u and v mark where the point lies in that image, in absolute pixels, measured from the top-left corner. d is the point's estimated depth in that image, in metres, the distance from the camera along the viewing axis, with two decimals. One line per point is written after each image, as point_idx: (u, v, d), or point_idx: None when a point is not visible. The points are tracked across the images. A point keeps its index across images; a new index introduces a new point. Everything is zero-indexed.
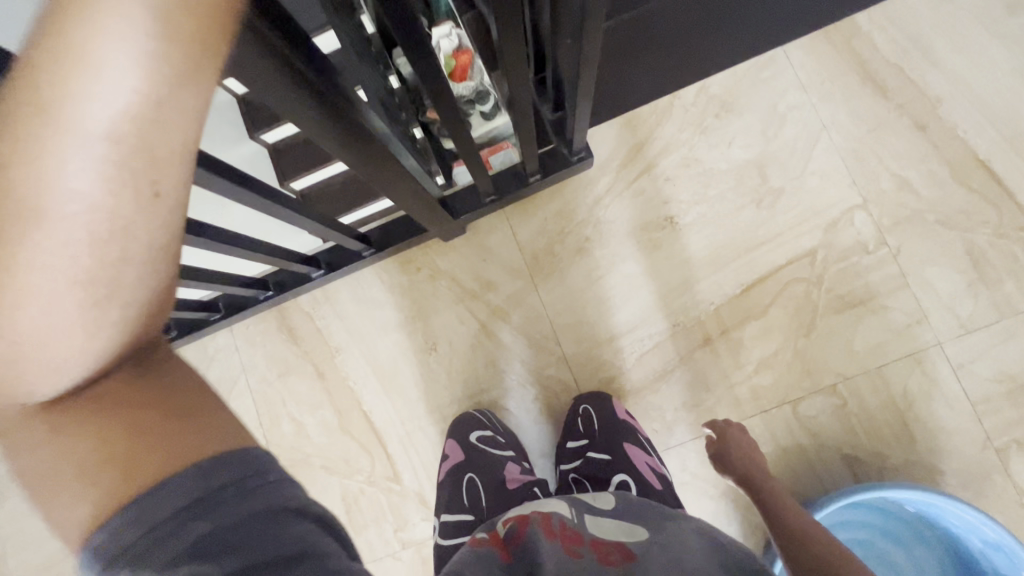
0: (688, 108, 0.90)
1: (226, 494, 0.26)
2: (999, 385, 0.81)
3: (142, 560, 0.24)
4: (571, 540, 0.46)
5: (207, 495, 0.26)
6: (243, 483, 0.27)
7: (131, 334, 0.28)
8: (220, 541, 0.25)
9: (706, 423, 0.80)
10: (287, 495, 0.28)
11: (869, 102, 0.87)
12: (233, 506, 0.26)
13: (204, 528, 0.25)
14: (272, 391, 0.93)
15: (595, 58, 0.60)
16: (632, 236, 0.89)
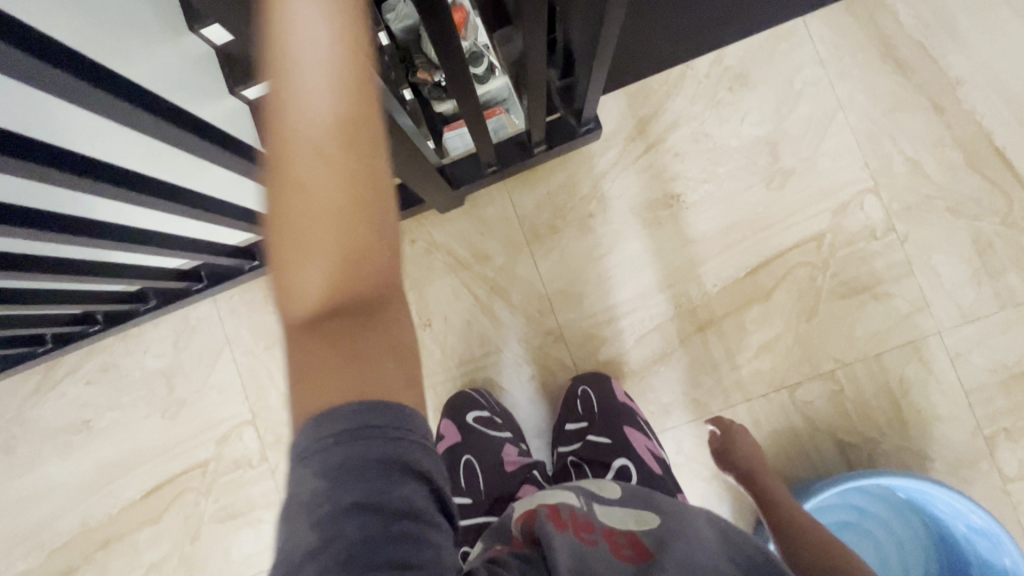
0: (702, 79, 0.85)
1: (370, 470, 0.27)
2: (993, 375, 0.81)
3: (307, 457, 0.27)
4: (584, 532, 0.44)
5: (357, 463, 0.27)
6: (388, 464, 0.28)
7: (363, 281, 0.30)
8: (355, 476, 0.27)
9: (711, 419, 0.82)
10: (413, 456, 0.29)
11: (888, 80, 0.83)
12: (368, 447, 0.27)
13: (344, 501, 0.27)
14: (260, 363, 0.91)
15: (614, 37, 0.58)
16: (636, 213, 0.86)
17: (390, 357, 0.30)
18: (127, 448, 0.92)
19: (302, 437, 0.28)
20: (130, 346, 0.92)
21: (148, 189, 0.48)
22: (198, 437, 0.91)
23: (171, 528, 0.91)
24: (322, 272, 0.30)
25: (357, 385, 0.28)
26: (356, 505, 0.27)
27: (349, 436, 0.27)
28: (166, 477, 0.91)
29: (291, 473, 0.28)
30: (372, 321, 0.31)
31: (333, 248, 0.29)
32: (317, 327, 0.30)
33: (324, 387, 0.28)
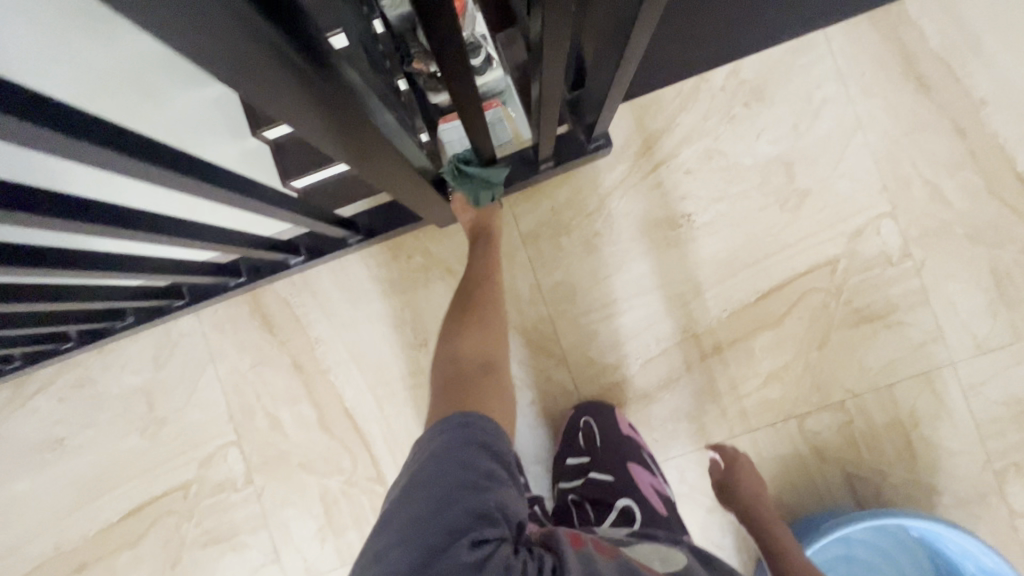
0: (717, 94, 0.81)
1: (474, 448, 0.43)
2: (1006, 408, 0.79)
3: (436, 437, 0.45)
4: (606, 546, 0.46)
5: (468, 440, 0.44)
6: (480, 446, 0.44)
7: (482, 376, 0.58)
8: (460, 447, 0.43)
9: (716, 449, 0.77)
10: (497, 448, 0.45)
11: (909, 98, 0.80)
12: (469, 434, 0.44)
13: (455, 458, 0.42)
14: (245, 382, 0.86)
15: (637, 56, 0.54)
16: (644, 233, 0.82)
17: (495, 406, 0.54)
18: (103, 468, 0.87)
19: (442, 420, 0.47)
20: (106, 361, 0.87)
21: (114, 219, 0.43)
22: (179, 458, 0.87)
23: (150, 552, 0.87)
24: (469, 334, 0.64)
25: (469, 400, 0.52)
26: (459, 464, 0.41)
27: (465, 424, 0.46)
28: (146, 499, 0.87)
29: (421, 444, 0.44)
30: (484, 388, 0.55)
31: (477, 321, 0.66)
32: (455, 388, 0.55)
33: (454, 399, 0.52)
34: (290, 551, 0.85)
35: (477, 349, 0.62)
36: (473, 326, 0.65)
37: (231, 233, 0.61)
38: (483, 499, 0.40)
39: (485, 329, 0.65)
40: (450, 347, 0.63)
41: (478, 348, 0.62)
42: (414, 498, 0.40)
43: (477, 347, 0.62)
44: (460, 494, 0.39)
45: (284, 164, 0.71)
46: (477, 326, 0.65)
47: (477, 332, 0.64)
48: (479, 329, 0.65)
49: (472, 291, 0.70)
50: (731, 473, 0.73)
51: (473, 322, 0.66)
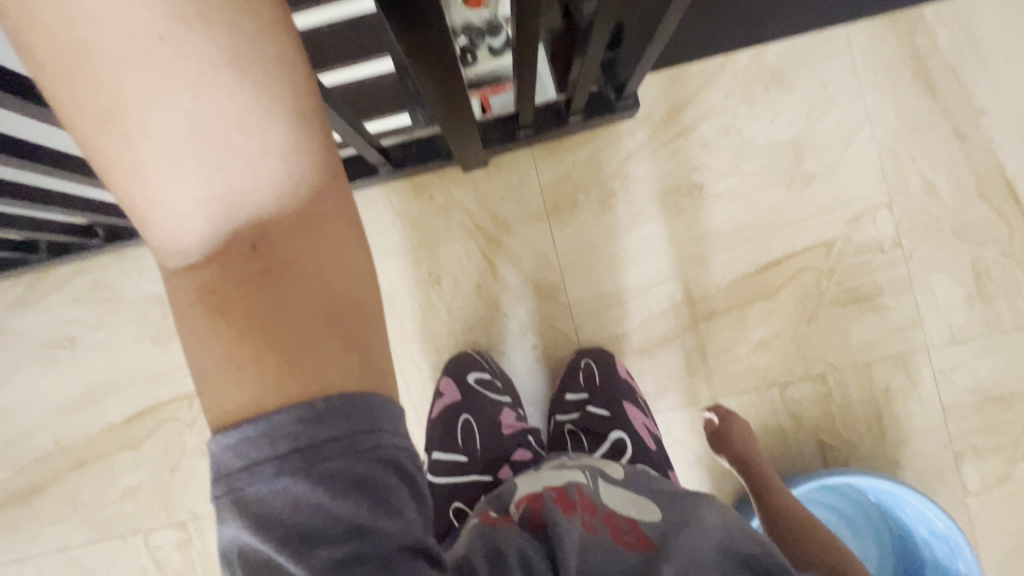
0: (739, 74, 0.86)
1: (342, 488, 0.29)
2: (971, 395, 0.85)
3: (266, 484, 0.29)
4: (589, 516, 0.48)
5: (325, 490, 0.29)
6: (361, 481, 0.30)
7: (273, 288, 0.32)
8: (325, 513, 0.29)
9: (711, 407, 0.84)
10: (384, 453, 0.31)
11: (917, 99, 0.85)
12: (335, 468, 0.29)
13: (331, 518, 0.29)
14: None
15: (673, 23, 0.56)
16: (658, 197, 0.87)
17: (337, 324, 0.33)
18: (110, 370, 0.90)
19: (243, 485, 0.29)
20: (124, 266, 0.88)
21: None
22: (188, 368, 0.89)
23: (150, 456, 0.89)
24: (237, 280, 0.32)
25: (302, 354, 0.31)
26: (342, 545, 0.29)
27: (305, 467, 0.29)
28: (150, 405, 0.89)
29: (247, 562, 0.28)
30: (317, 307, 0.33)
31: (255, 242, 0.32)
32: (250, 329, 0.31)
33: (242, 371, 0.31)
34: None
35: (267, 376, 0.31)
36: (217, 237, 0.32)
37: None
38: (397, 544, 0.30)
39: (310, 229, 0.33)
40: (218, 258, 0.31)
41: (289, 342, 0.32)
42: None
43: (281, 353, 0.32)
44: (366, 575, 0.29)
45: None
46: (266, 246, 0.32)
47: (336, 214, 0.34)
48: (308, 243, 0.33)
49: (121, 90, 0.28)
50: (722, 427, 0.81)
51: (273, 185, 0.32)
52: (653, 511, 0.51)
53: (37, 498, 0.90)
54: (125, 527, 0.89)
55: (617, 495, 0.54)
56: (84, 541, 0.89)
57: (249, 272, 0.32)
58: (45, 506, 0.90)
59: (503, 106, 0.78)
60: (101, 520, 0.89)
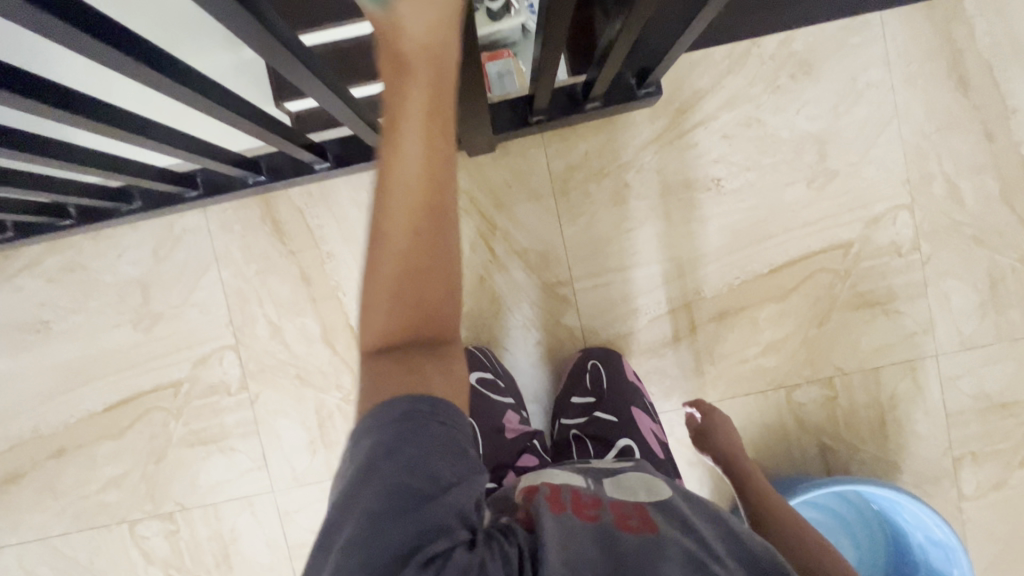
0: (766, 61, 0.80)
1: (425, 439, 0.36)
2: (975, 403, 0.85)
3: (388, 412, 0.37)
4: (587, 505, 0.43)
5: (418, 434, 0.36)
6: (437, 441, 0.36)
7: (418, 354, 0.40)
8: (408, 446, 0.36)
9: (690, 402, 0.79)
10: (462, 443, 0.38)
11: (948, 95, 0.81)
12: (427, 426, 0.37)
13: (407, 450, 0.35)
14: (249, 288, 0.84)
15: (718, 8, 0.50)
16: (673, 190, 0.82)
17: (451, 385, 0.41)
18: (88, 356, 0.85)
19: (366, 405, 0.38)
20: (100, 247, 0.82)
21: (145, 57, 0.40)
22: (172, 356, 0.85)
23: (134, 446, 0.86)
24: (390, 278, 0.40)
25: (423, 380, 0.39)
26: (397, 482, 0.34)
27: (408, 414, 0.37)
28: (132, 393, 0.85)
29: (348, 450, 0.38)
30: (430, 352, 0.41)
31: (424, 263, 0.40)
32: (393, 350, 0.40)
33: (388, 382, 0.39)
34: (279, 459, 0.86)
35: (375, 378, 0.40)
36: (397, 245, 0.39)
37: (252, 108, 0.56)
38: (441, 501, 0.35)
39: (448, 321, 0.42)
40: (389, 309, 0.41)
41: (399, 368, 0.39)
42: (334, 539, 0.34)
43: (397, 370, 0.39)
44: (400, 516, 0.33)
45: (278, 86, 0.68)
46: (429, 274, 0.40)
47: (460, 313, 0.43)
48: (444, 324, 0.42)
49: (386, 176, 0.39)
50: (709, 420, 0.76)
51: (441, 254, 0.40)
52: (659, 493, 0.45)
53: (14, 487, 0.86)
54: (109, 516, 0.86)
55: (621, 480, 0.48)
56: (65, 530, 0.86)
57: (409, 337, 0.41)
58: (23, 495, 0.86)
59: (510, 90, 0.71)
60: (83, 509, 0.86)
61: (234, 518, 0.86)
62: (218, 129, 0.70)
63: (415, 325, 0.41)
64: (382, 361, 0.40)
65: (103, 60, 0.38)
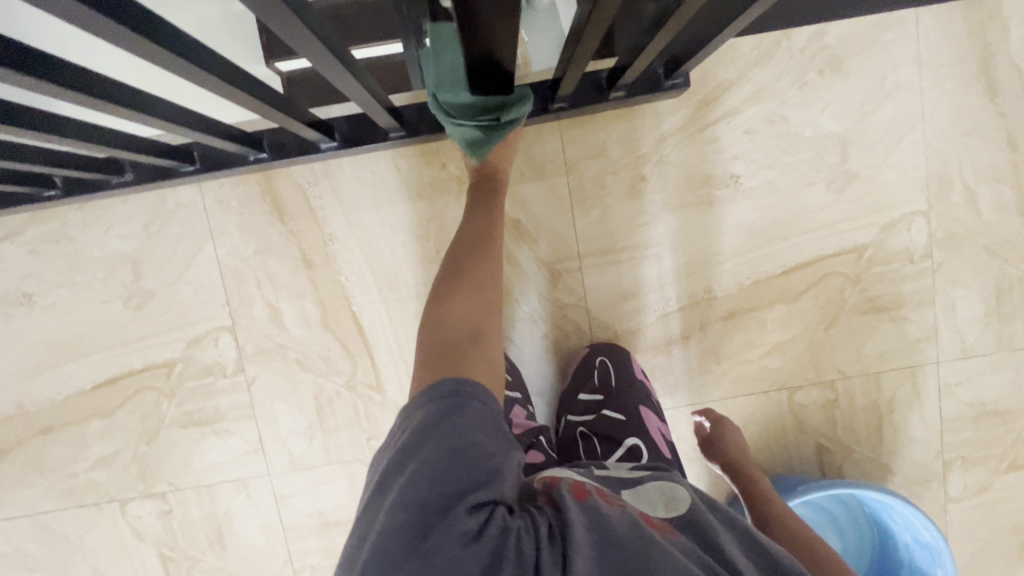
0: (795, 54, 0.77)
1: (468, 415, 0.41)
2: (970, 409, 0.86)
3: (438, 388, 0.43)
4: (612, 496, 0.42)
5: (463, 409, 0.41)
6: (478, 415, 0.42)
7: (460, 348, 0.48)
8: (454, 416, 0.41)
9: (700, 412, 0.79)
10: (500, 418, 0.43)
11: (976, 101, 0.79)
12: (470, 405, 0.42)
13: (452, 421, 0.40)
14: (247, 268, 0.80)
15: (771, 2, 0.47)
16: (689, 186, 0.80)
17: (488, 370, 0.47)
18: (74, 333, 0.81)
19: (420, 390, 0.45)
20: (88, 219, 0.78)
21: (144, 30, 0.36)
22: (164, 335, 0.81)
23: (125, 425, 0.83)
24: (446, 291, 0.53)
25: (465, 362, 0.46)
26: (449, 446, 0.39)
27: (455, 393, 0.42)
28: (122, 372, 0.82)
29: (402, 417, 0.42)
30: (474, 348, 0.49)
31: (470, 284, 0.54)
32: (442, 346, 0.48)
33: (439, 365, 0.46)
34: (275, 443, 0.84)
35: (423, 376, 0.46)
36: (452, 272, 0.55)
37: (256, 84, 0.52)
38: (485, 460, 0.39)
39: (488, 330, 0.51)
40: (440, 311, 0.51)
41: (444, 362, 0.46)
42: (390, 486, 0.38)
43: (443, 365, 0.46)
44: (449, 475, 0.38)
45: (268, 44, 0.68)
46: (472, 292, 0.53)
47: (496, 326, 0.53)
48: (483, 328, 0.51)
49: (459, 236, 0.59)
50: (716, 431, 0.75)
51: (487, 280, 0.55)
52: (678, 507, 0.44)
53: None
54: (99, 495, 0.84)
55: (639, 488, 0.47)
56: (53, 507, 0.84)
57: (457, 336, 0.49)
58: (8, 471, 0.83)
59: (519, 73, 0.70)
60: (71, 487, 0.84)
61: (229, 499, 0.85)
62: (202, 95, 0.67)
63: (461, 326, 0.50)
64: (432, 350, 0.48)
65: (100, 31, 0.34)
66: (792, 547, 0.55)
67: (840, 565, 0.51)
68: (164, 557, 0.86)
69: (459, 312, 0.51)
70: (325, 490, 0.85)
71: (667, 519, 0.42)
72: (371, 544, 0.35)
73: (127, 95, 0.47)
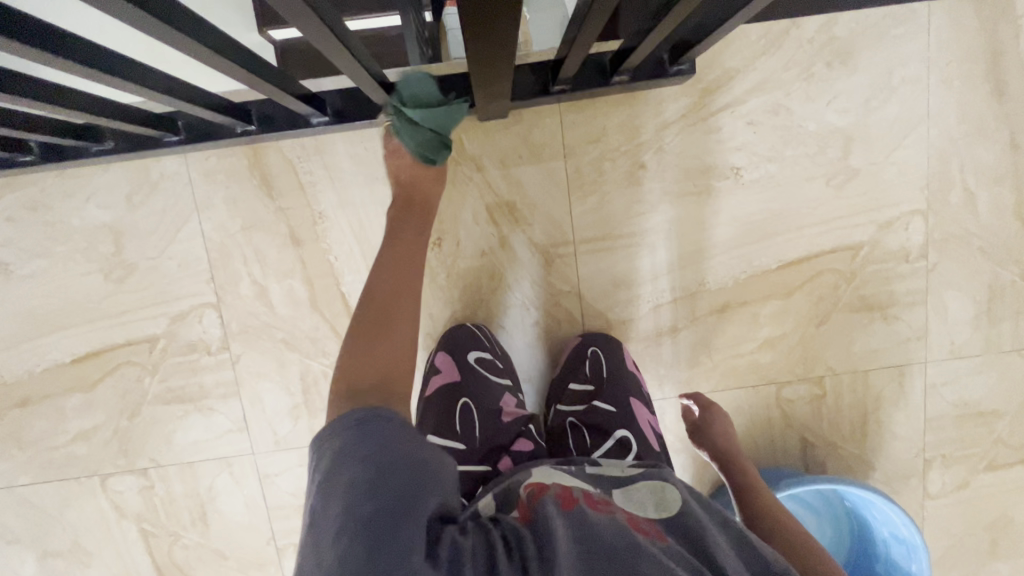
0: (804, 45, 0.76)
1: (396, 429, 0.39)
2: (953, 410, 0.87)
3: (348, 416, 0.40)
4: (600, 501, 0.42)
5: (389, 424, 0.39)
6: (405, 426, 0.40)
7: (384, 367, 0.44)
8: (381, 431, 0.38)
9: (685, 394, 0.80)
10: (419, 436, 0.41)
11: (982, 100, 0.78)
12: (392, 421, 0.39)
13: (380, 437, 0.38)
14: (233, 244, 0.78)
15: None
16: (689, 177, 0.79)
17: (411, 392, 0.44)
18: (52, 304, 0.79)
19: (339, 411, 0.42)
20: (68, 187, 0.75)
21: None
22: (146, 310, 0.79)
23: (106, 400, 0.82)
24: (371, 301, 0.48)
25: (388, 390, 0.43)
26: (380, 458, 0.37)
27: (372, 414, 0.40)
28: (103, 346, 0.80)
29: (321, 441, 0.39)
30: (395, 367, 0.45)
31: (411, 278, 0.51)
32: (364, 364, 0.44)
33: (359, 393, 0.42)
34: (260, 422, 0.83)
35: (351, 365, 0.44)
36: (396, 264, 0.52)
37: (245, 54, 0.49)
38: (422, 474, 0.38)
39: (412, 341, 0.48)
40: (365, 325, 0.47)
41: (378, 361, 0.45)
42: (322, 519, 0.36)
43: (375, 361, 0.45)
44: (390, 491, 0.36)
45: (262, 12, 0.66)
46: (404, 299, 0.49)
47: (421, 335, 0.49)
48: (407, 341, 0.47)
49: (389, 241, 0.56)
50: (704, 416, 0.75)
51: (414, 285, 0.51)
52: (669, 509, 0.44)
53: None
54: (79, 469, 0.83)
55: (630, 487, 0.47)
56: (32, 480, 0.83)
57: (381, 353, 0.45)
58: None
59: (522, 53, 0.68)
60: (50, 460, 0.83)
61: (213, 477, 0.84)
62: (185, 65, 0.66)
63: (385, 340, 0.46)
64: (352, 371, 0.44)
65: None
66: (776, 542, 0.55)
67: (825, 561, 0.51)
68: (144, 533, 0.85)
69: (383, 324, 0.47)
70: None
71: (656, 520, 0.42)
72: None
73: (107, 60, 0.44)
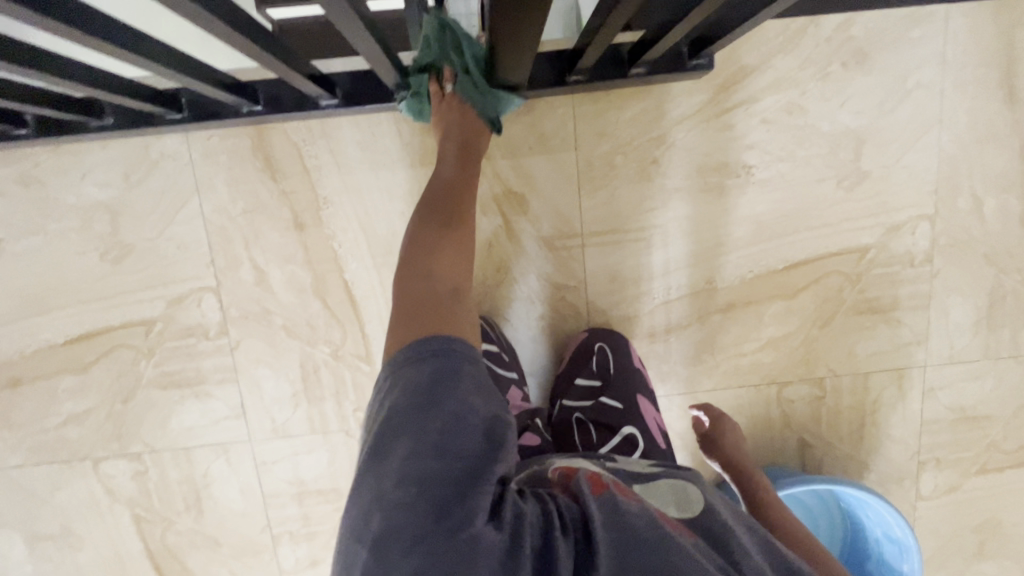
0: (821, 44, 0.75)
1: (463, 384, 0.39)
2: (950, 413, 0.88)
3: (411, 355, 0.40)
4: (629, 490, 0.41)
5: (456, 377, 0.39)
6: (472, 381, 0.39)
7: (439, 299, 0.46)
8: (448, 385, 0.38)
9: (699, 406, 0.77)
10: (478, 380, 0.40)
11: (994, 107, 0.78)
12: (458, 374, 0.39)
13: (447, 389, 0.38)
14: (234, 227, 0.76)
15: None
16: (701, 173, 0.78)
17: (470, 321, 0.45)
18: (45, 284, 0.76)
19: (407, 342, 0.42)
20: (63, 163, 0.73)
21: None
22: (143, 292, 0.77)
23: (100, 382, 0.80)
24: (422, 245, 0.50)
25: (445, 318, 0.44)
26: (448, 415, 0.37)
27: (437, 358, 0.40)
28: (97, 328, 0.78)
29: (390, 378, 0.40)
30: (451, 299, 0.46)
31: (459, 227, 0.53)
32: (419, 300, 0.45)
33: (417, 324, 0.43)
34: (258, 409, 0.82)
35: (408, 297, 0.46)
36: (442, 220, 0.53)
37: (259, 31, 0.47)
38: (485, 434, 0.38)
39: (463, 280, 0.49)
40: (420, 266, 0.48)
41: (436, 304, 0.45)
42: (387, 465, 0.36)
43: (432, 296, 0.46)
44: (455, 449, 0.36)
45: None
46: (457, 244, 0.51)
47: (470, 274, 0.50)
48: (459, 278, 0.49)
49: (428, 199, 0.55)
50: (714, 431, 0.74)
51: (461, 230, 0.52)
52: (691, 508, 0.43)
53: None
54: (70, 452, 0.81)
55: (651, 487, 0.46)
56: (22, 462, 0.81)
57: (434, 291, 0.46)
58: None
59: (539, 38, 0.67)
60: (41, 443, 0.81)
61: (208, 463, 0.83)
62: (190, 36, 0.64)
63: (438, 278, 0.47)
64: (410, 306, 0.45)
65: None
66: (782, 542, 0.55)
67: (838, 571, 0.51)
68: (137, 518, 0.84)
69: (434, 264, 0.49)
70: (307, 459, 0.83)
71: (680, 519, 0.42)
72: (377, 522, 0.34)
73: (113, 31, 0.42)
